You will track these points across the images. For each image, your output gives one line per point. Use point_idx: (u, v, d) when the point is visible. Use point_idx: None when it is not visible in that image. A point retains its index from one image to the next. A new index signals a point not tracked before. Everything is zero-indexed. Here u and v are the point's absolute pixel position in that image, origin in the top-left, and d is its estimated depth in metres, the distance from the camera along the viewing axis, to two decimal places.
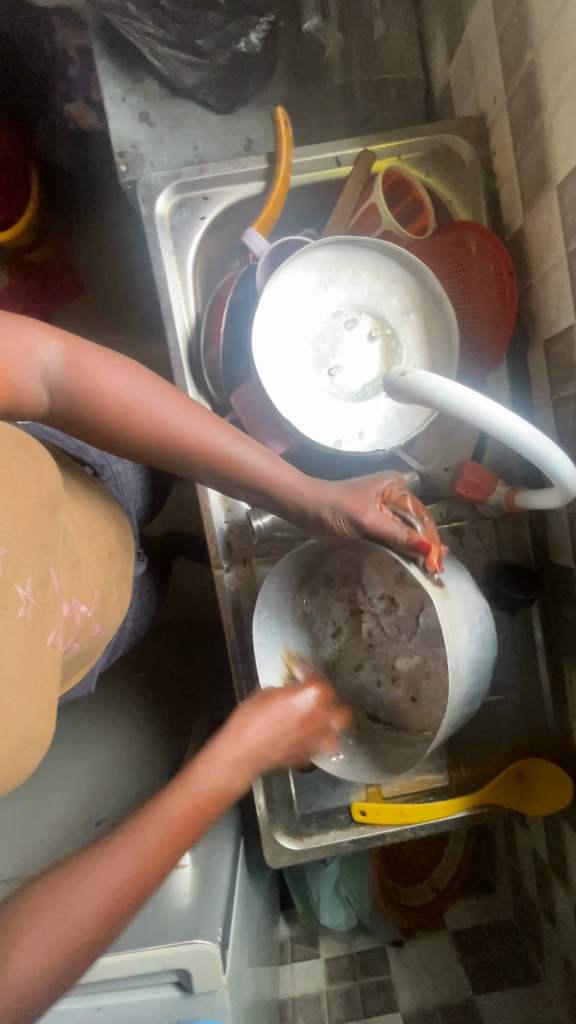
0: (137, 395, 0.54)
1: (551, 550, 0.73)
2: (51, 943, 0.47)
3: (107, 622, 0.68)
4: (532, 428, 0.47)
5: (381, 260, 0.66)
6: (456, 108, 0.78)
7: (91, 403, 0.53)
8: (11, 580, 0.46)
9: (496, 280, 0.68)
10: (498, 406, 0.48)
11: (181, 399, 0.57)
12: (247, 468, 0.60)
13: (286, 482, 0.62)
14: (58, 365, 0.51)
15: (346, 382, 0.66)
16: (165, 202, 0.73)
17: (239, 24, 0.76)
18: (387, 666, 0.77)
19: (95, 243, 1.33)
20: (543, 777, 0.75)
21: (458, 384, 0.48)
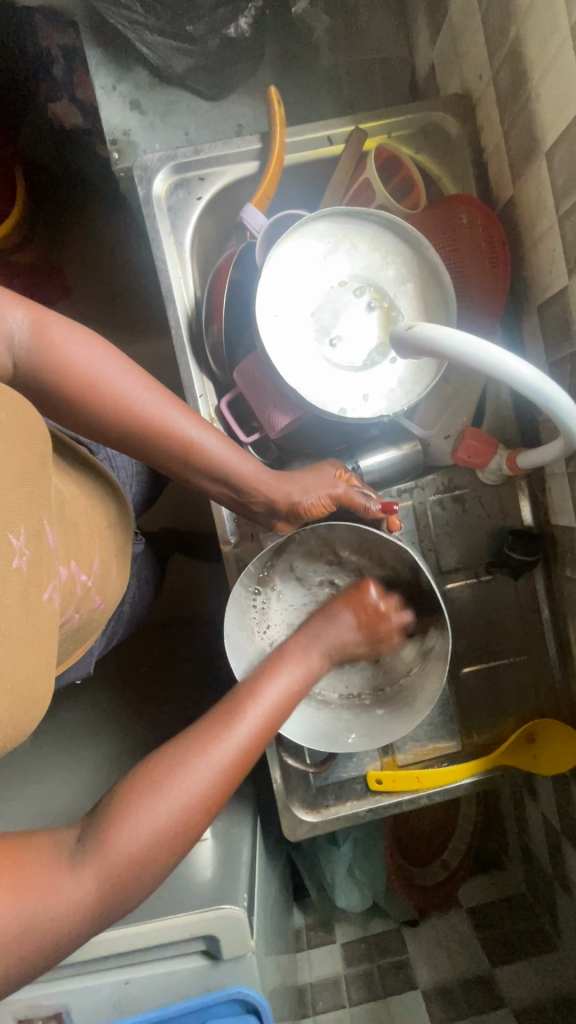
0: (104, 371, 0.54)
1: (550, 512, 0.75)
2: (172, 806, 0.47)
3: (108, 595, 0.69)
4: (541, 372, 0.49)
5: (364, 227, 0.67)
6: (439, 90, 0.80)
7: (59, 379, 0.53)
8: (4, 530, 0.47)
9: (489, 251, 0.71)
10: (503, 353, 0.49)
11: (152, 385, 0.57)
12: (209, 454, 0.60)
13: (247, 475, 0.63)
14: (24, 334, 0.51)
15: (346, 351, 0.68)
16: (162, 182, 0.74)
17: (229, 8, 0.77)
18: None
19: (83, 241, 1.34)
20: (551, 738, 0.77)
21: (463, 332, 0.49)
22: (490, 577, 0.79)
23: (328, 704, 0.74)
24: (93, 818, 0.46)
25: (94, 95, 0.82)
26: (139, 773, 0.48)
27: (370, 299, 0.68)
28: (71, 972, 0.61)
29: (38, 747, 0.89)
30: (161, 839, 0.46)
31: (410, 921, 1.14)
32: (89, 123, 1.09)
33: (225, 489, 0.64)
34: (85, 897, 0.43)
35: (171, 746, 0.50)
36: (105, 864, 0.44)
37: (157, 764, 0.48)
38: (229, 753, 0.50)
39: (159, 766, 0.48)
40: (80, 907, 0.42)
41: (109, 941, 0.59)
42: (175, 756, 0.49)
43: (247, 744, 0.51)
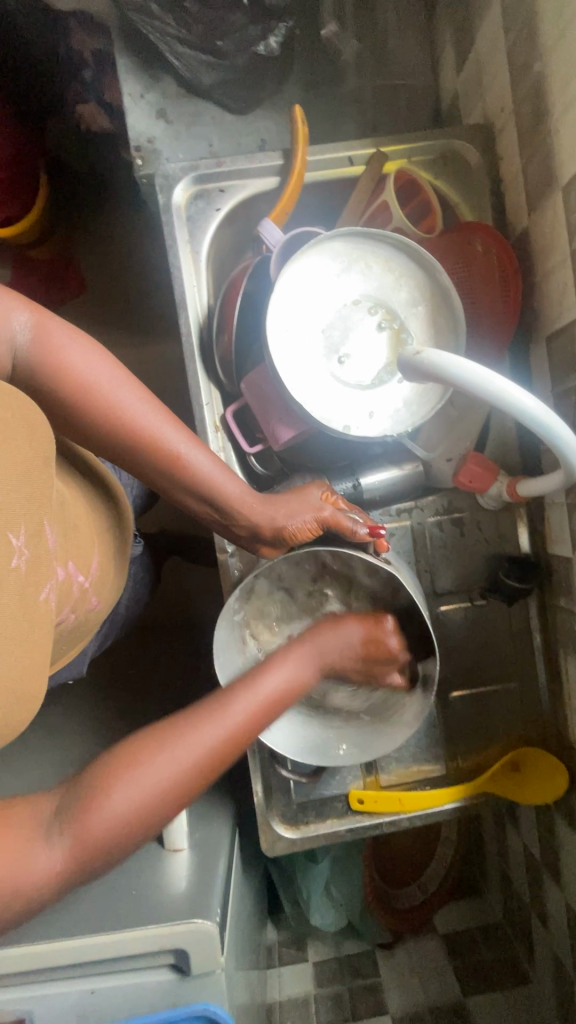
0: (101, 380, 0.54)
1: (548, 540, 0.75)
2: (141, 794, 0.49)
3: (104, 597, 0.69)
4: (546, 408, 0.49)
5: (380, 248, 0.68)
6: (462, 118, 0.82)
7: (55, 380, 0.53)
8: (5, 528, 0.47)
9: (502, 280, 0.72)
10: (513, 384, 0.49)
11: (146, 397, 0.57)
12: (197, 472, 0.60)
13: (232, 494, 0.62)
14: (26, 336, 0.51)
15: (354, 369, 0.68)
16: (183, 191, 0.75)
17: (259, 26, 0.78)
18: None
19: (101, 242, 1.35)
20: (537, 769, 0.77)
21: (475, 360, 0.49)
22: (485, 602, 0.79)
23: (319, 712, 0.77)
24: (71, 791, 0.48)
25: (121, 101, 0.84)
26: (119, 753, 0.51)
27: (381, 319, 0.68)
28: (35, 977, 0.60)
29: (22, 743, 0.89)
30: (127, 821, 0.48)
31: (383, 943, 1.12)
32: (115, 126, 1.10)
33: (209, 508, 0.64)
34: (57, 867, 0.45)
35: (148, 737, 0.52)
36: (71, 840, 0.46)
37: (135, 747, 0.51)
38: (205, 745, 0.53)
39: (135, 752, 0.51)
40: (45, 876, 0.44)
41: (76, 949, 0.58)
42: (151, 742, 0.52)
43: (222, 746, 0.54)
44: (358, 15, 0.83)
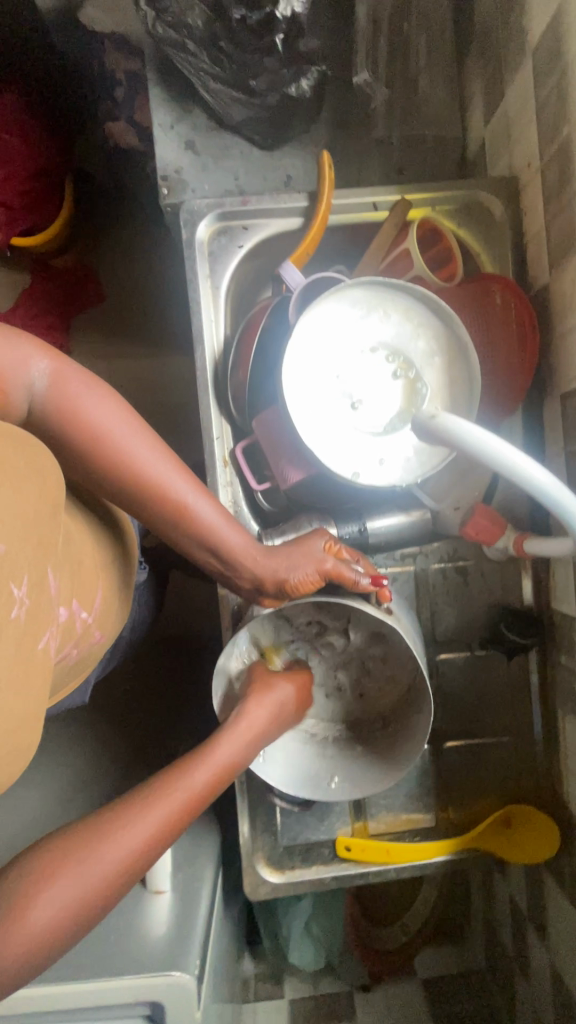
0: (114, 429, 0.54)
1: (552, 596, 0.74)
2: (74, 894, 0.49)
3: (107, 631, 0.69)
4: (560, 483, 0.49)
5: (399, 297, 0.68)
6: (487, 168, 0.82)
7: (69, 429, 0.53)
8: (7, 578, 0.46)
9: (519, 334, 0.72)
10: (526, 461, 0.49)
11: (157, 446, 0.57)
12: (202, 522, 0.60)
13: (236, 545, 0.62)
14: (44, 384, 0.51)
15: (367, 416, 0.68)
16: (206, 227, 0.76)
17: (291, 69, 0.76)
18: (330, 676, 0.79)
19: (119, 255, 1.34)
20: (528, 827, 0.76)
21: (491, 433, 0.49)
22: (484, 653, 0.78)
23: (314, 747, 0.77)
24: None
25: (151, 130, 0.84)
26: (44, 856, 0.49)
27: (398, 368, 0.68)
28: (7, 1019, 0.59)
29: None
30: (61, 921, 0.48)
31: (362, 985, 1.11)
32: (142, 146, 1.11)
33: (213, 557, 0.63)
34: None
35: (86, 830, 0.52)
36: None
37: (59, 849, 0.50)
38: (139, 837, 0.52)
39: (69, 848, 0.50)
40: None
41: (51, 997, 0.57)
42: (88, 835, 0.51)
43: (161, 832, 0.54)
44: (390, 66, 0.83)
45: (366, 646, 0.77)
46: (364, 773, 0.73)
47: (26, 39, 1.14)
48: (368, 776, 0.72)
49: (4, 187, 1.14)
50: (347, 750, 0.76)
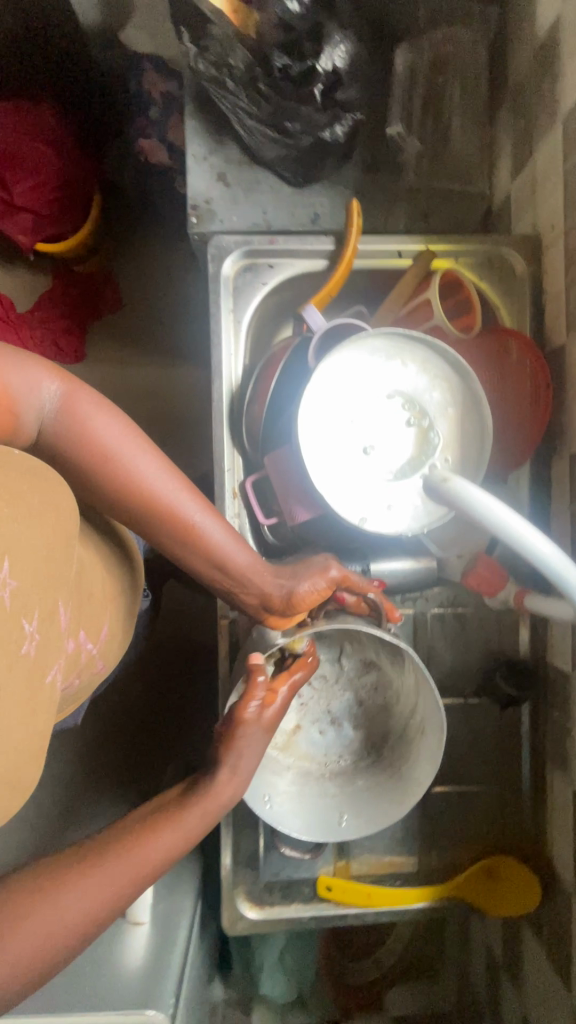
0: (122, 450, 0.55)
1: (548, 650, 0.75)
2: (30, 952, 0.49)
3: (112, 661, 0.71)
4: (561, 555, 0.50)
5: (416, 350, 0.69)
6: (512, 222, 0.83)
7: (81, 449, 0.54)
8: (19, 615, 0.48)
9: (533, 388, 0.73)
10: (533, 533, 0.50)
11: (168, 469, 0.58)
12: (208, 540, 0.60)
13: (242, 563, 0.62)
14: (54, 406, 0.52)
15: (378, 461, 0.69)
16: (232, 263, 0.77)
17: (327, 114, 0.78)
18: (321, 711, 0.80)
19: (140, 267, 1.32)
20: (511, 880, 0.76)
21: (501, 505, 0.50)
22: (477, 701, 0.79)
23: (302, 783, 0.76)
24: None
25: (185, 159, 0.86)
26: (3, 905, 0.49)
27: (413, 415, 0.70)
28: None
29: None
30: (12, 974, 0.48)
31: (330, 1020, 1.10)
32: (173, 164, 1.11)
33: (216, 579, 0.63)
34: None
35: (53, 882, 0.51)
36: None
37: (6, 911, 0.49)
38: (100, 901, 0.52)
39: (29, 902, 0.50)
40: None
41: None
42: (51, 888, 0.51)
43: (124, 894, 0.53)
44: (422, 123, 0.83)
45: (360, 677, 0.81)
46: (374, 816, 0.72)
47: (55, 49, 1.10)
48: (376, 812, 0.72)
49: (31, 197, 1.13)
50: (349, 786, 0.76)
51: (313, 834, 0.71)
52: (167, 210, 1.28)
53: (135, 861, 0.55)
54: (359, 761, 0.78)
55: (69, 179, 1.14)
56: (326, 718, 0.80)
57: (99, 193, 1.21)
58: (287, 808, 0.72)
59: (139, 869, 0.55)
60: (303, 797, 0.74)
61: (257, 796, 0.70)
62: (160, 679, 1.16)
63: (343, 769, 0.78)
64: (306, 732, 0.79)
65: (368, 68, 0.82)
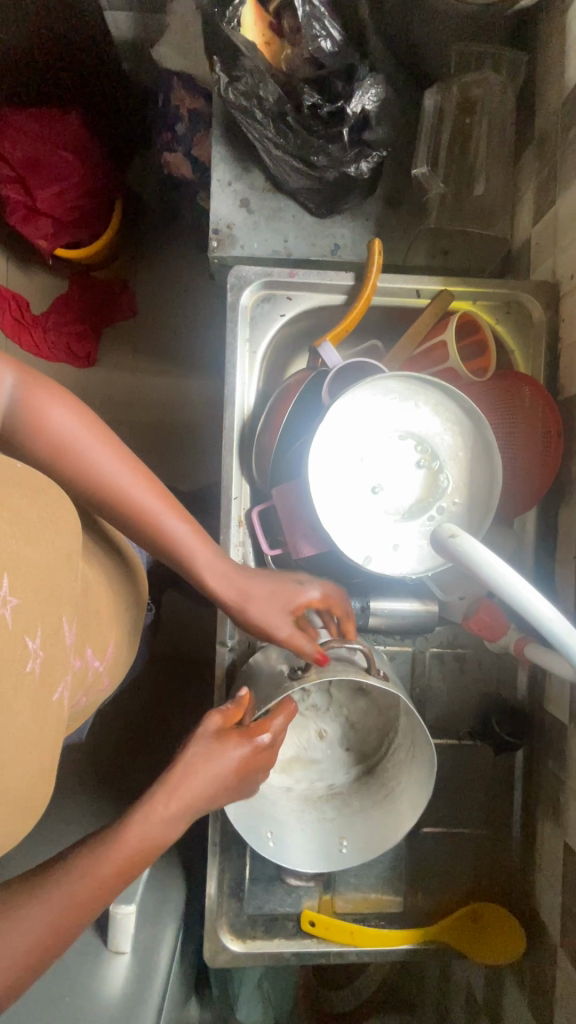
0: (79, 442, 0.55)
1: (546, 698, 0.75)
2: None
3: (116, 676, 0.70)
4: (556, 614, 0.51)
5: (429, 393, 0.69)
6: (531, 266, 0.83)
7: (35, 439, 0.55)
8: (22, 633, 0.47)
9: (544, 435, 0.72)
10: (534, 594, 0.51)
11: (123, 458, 0.58)
12: (170, 535, 0.61)
13: (203, 559, 0.63)
14: (12, 397, 0.53)
15: (386, 500, 0.70)
16: (250, 293, 0.77)
17: (353, 151, 0.78)
18: (312, 737, 0.80)
19: (157, 276, 1.31)
20: (495, 927, 0.76)
21: (503, 563, 0.51)
22: (472, 743, 0.78)
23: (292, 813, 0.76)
24: None
25: (209, 183, 0.86)
26: None
27: (421, 457, 0.70)
28: None
29: None
30: None
31: None
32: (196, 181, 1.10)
33: (183, 567, 0.63)
34: None
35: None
36: None
37: None
38: (44, 926, 0.52)
39: None
40: None
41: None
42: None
43: (71, 918, 0.53)
44: (449, 162, 0.85)
45: (349, 703, 0.80)
46: (375, 837, 0.71)
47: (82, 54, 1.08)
48: (373, 838, 0.71)
49: (53, 204, 1.13)
50: (346, 809, 0.75)
51: (313, 869, 0.70)
52: (187, 223, 1.27)
53: (82, 881, 0.54)
54: (353, 785, 0.77)
55: (93, 189, 1.14)
56: (312, 745, 0.79)
57: (120, 200, 1.21)
58: (283, 845, 0.71)
59: (85, 890, 0.54)
60: (305, 829, 0.73)
61: (257, 838, 0.70)
62: (155, 695, 1.15)
63: (338, 788, 0.77)
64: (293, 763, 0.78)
65: (398, 103, 0.84)
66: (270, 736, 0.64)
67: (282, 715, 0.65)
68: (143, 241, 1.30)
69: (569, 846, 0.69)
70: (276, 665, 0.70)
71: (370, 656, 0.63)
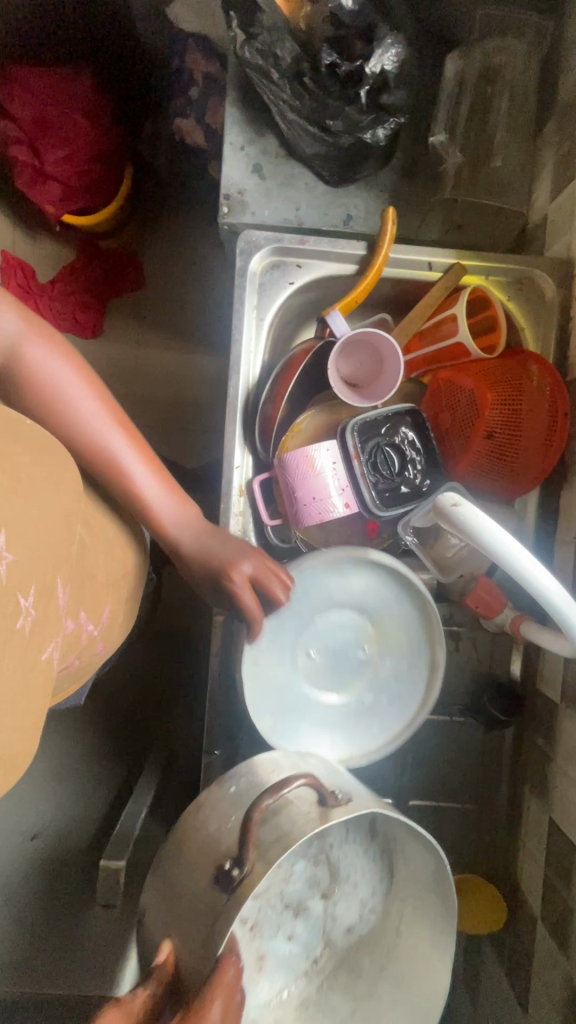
0: (71, 397, 0.56)
1: (539, 679, 0.75)
2: None
3: (112, 640, 0.69)
4: (542, 572, 0.50)
5: (392, 584, 0.73)
6: (545, 244, 0.82)
7: (15, 378, 0.55)
8: (14, 590, 0.46)
9: (550, 413, 0.72)
10: (524, 554, 0.51)
11: (111, 412, 0.59)
12: (149, 495, 0.62)
13: (184, 522, 0.64)
14: (9, 346, 0.53)
15: (320, 673, 0.76)
16: (260, 259, 0.76)
17: (370, 117, 0.76)
18: (274, 920, 0.70)
19: (166, 248, 1.29)
20: (478, 903, 0.77)
21: (493, 521, 0.51)
22: (462, 720, 0.79)
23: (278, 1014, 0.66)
24: None
25: (221, 147, 0.84)
26: None
27: (365, 649, 0.76)
28: None
29: None
30: None
31: None
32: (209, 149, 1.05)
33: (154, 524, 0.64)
34: None
35: None
36: None
37: None
38: None
39: None
40: None
41: None
42: None
43: None
44: (466, 133, 0.83)
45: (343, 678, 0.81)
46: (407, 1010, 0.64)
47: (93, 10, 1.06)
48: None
49: (62, 166, 1.10)
50: (355, 1000, 0.66)
51: None
52: (198, 194, 1.25)
53: None
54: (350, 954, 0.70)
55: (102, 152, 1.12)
56: (284, 923, 0.71)
57: (131, 169, 1.18)
58: None
59: None
60: None
61: None
62: (151, 669, 1.15)
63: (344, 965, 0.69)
64: (269, 965, 0.68)
65: (417, 72, 0.82)
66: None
67: (219, 997, 0.47)
68: (152, 210, 1.28)
69: (554, 821, 0.70)
70: (211, 864, 0.56)
71: (321, 788, 0.57)
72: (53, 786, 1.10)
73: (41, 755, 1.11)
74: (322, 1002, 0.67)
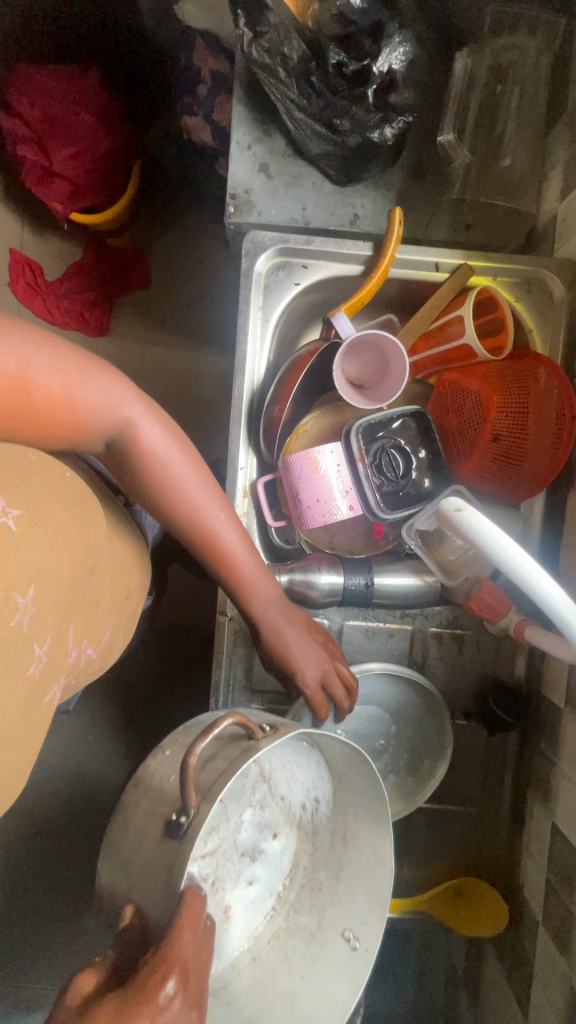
0: (177, 468, 0.57)
1: (544, 683, 0.75)
2: None
3: (109, 659, 0.69)
4: (547, 581, 0.49)
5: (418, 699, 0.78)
6: (555, 245, 0.81)
7: (131, 457, 0.55)
8: (31, 639, 0.49)
9: (557, 415, 0.71)
10: (531, 564, 0.50)
11: (206, 478, 0.59)
12: (236, 557, 0.62)
13: (267, 590, 0.65)
14: (119, 420, 0.53)
15: None
16: (265, 260, 0.76)
17: (378, 116, 0.75)
18: (229, 874, 0.70)
19: (172, 245, 1.28)
20: (478, 901, 0.79)
21: (498, 530, 0.51)
22: (464, 723, 0.78)
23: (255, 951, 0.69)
24: None
25: (229, 145, 0.84)
26: None
27: (384, 744, 0.82)
28: None
29: None
30: None
31: None
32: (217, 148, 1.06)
33: (238, 595, 0.65)
34: None
35: None
36: None
37: None
38: None
39: None
40: None
41: None
42: None
43: None
44: (476, 132, 0.82)
45: None
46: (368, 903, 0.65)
47: None
48: (363, 919, 0.65)
49: (69, 166, 1.10)
50: (322, 920, 0.68)
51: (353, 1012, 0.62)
52: (205, 192, 1.24)
53: None
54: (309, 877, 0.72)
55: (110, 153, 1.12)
56: (243, 871, 0.71)
57: (139, 167, 1.18)
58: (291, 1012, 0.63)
59: None
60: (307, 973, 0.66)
61: None
62: (155, 666, 1.16)
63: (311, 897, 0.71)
64: (235, 912, 0.69)
65: (426, 69, 0.81)
66: (177, 981, 0.42)
67: (189, 929, 0.45)
68: (159, 208, 1.27)
69: (556, 826, 0.70)
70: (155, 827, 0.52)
71: (248, 725, 0.51)
72: (58, 779, 1.12)
73: (48, 748, 1.13)
74: (291, 925, 0.70)
